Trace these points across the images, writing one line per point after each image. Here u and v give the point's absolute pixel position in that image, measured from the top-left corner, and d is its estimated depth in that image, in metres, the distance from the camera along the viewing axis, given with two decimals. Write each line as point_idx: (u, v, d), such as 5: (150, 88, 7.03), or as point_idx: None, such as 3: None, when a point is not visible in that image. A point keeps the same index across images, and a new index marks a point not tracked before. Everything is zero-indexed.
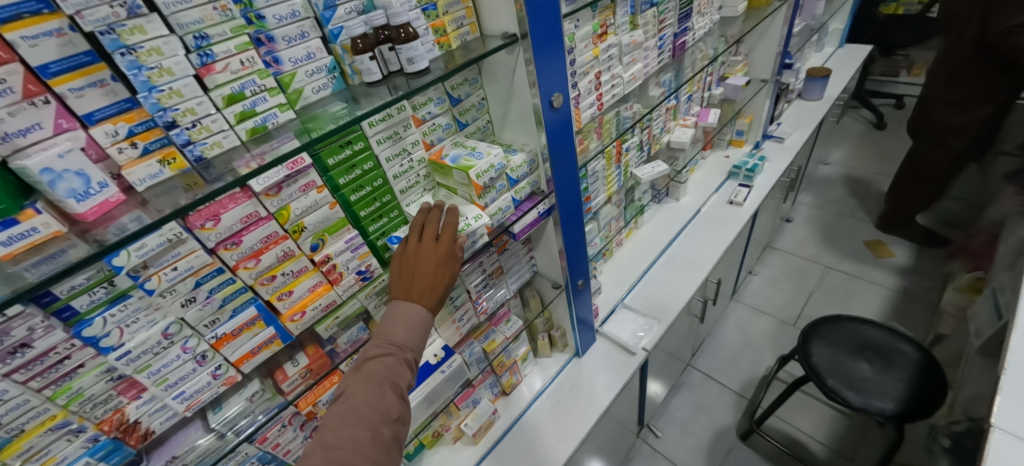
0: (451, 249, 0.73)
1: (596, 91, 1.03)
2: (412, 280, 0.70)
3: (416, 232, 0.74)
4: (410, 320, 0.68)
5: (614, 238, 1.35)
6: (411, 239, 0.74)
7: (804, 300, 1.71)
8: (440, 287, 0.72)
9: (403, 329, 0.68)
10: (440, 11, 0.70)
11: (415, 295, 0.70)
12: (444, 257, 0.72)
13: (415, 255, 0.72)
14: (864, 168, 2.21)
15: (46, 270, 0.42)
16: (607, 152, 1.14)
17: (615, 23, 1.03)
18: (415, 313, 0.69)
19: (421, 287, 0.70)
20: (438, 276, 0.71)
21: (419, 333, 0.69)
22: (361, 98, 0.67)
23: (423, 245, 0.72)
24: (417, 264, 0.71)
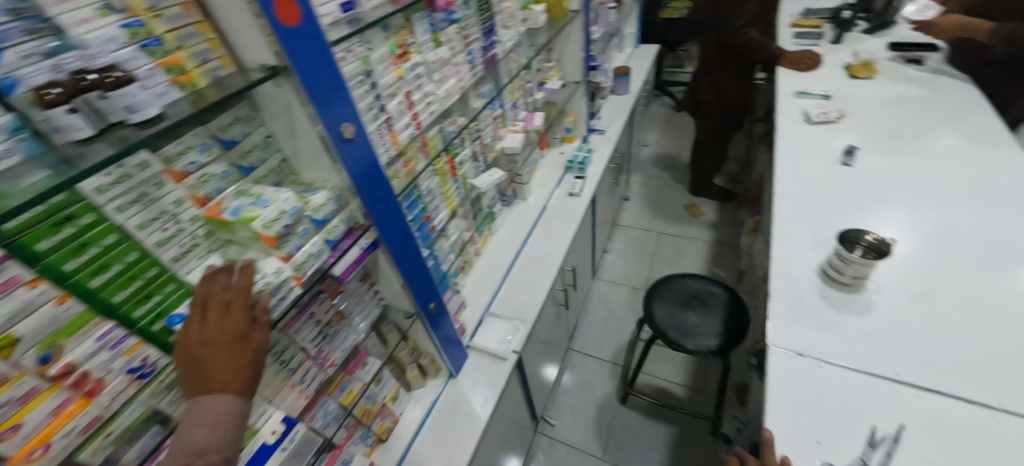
0: (244, 320, 0.61)
1: (410, 111, 1.01)
2: (201, 372, 0.57)
3: (197, 309, 0.59)
4: (211, 419, 0.57)
5: (469, 250, 1.36)
6: (191, 320, 0.59)
7: (648, 265, 1.96)
8: (246, 366, 0.60)
9: (203, 431, 0.56)
10: (169, 46, 0.59)
11: (210, 387, 0.57)
12: (238, 333, 0.60)
13: (200, 341, 0.57)
14: (673, 145, 2.64)
15: None
16: (439, 168, 1.16)
17: (415, 41, 1.02)
18: (217, 408, 0.57)
19: (217, 376, 0.57)
20: (238, 356, 0.60)
21: (227, 427, 0.58)
22: (71, 160, 0.49)
23: (210, 326, 0.58)
24: (204, 352, 0.57)
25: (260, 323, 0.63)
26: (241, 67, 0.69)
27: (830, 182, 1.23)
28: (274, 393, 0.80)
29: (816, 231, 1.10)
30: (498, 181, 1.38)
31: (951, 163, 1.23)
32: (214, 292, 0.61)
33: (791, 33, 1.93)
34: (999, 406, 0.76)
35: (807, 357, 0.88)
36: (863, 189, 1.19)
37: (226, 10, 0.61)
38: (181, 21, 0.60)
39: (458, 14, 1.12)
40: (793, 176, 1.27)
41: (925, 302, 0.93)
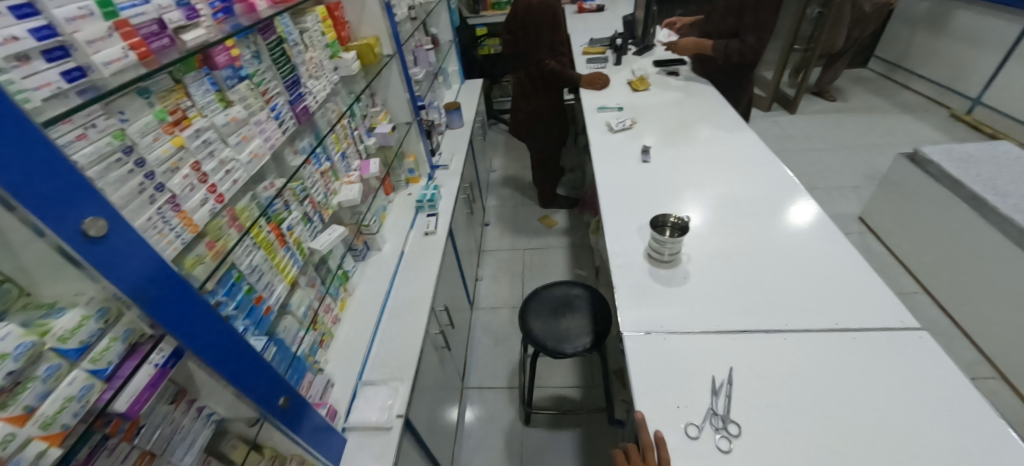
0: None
1: (204, 184, 0.86)
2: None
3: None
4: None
5: (325, 319, 1.22)
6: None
7: (521, 282, 2.05)
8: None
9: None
10: None
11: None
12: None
13: None
14: (518, 166, 2.87)
15: None
16: (261, 239, 1.00)
17: (195, 103, 0.88)
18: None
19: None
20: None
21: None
22: None
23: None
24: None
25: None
26: None
27: (635, 177, 1.46)
28: None
29: (636, 221, 1.29)
30: (341, 238, 1.28)
31: (710, 147, 1.58)
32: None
33: (584, 60, 2.29)
34: (784, 328, 0.98)
35: (653, 334, 1.00)
36: (658, 178, 1.45)
37: None
38: None
39: (246, 69, 1.01)
40: (609, 177, 1.48)
41: (722, 259, 1.16)
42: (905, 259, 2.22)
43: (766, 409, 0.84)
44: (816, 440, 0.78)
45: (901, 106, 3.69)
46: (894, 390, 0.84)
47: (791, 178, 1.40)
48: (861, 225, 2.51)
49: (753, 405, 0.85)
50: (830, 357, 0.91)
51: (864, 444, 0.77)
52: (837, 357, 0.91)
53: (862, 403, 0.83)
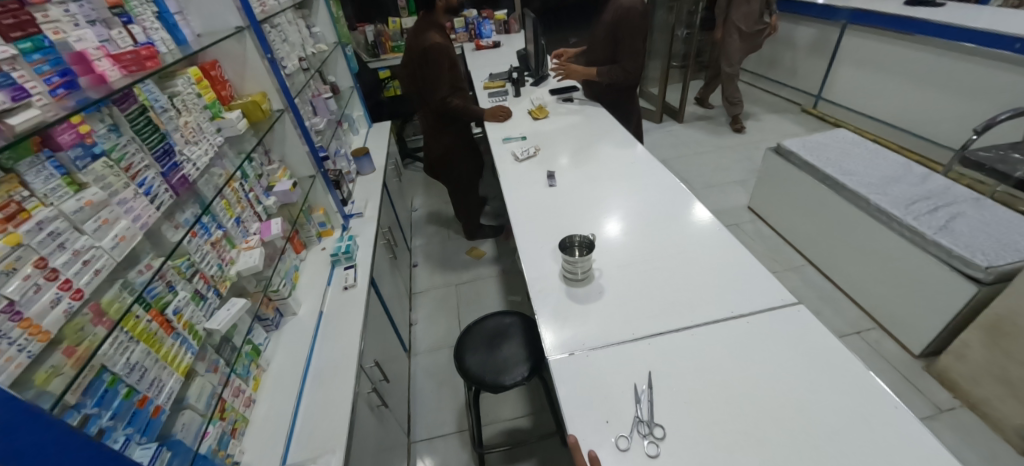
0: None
1: (56, 282, 0.73)
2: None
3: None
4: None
5: (236, 404, 1.09)
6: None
7: (457, 318, 2.01)
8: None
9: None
10: None
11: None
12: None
13: None
14: (439, 201, 2.87)
15: None
16: (139, 330, 0.87)
17: (37, 193, 0.76)
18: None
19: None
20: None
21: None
22: None
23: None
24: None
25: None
26: None
27: (545, 202, 1.53)
28: None
29: (550, 244, 1.34)
30: (244, 310, 1.17)
31: (609, 164, 1.71)
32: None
33: (486, 94, 2.39)
34: (691, 324, 1.06)
35: (578, 354, 1.03)
36: (566, 199, 1.53)
37: None
38: None
39: (102, 145, 0.90)
40: (521, 204, 1.53)
41: (631, 268, 1.24)
42: (788, 237, 2.55)
43: (685, 404, 0.90)
44: (731, 426, 0.84)
45: (764, 107, 4.33)
46: (785, 362, 0.95)
47: (678, 184, 1.56)
48: (751, 213, 2.84)
49: (675, 405, 0.90)
50: (732, 345, 1.00)
51: (770, 419, 0.85)
52: (738, 343, 1.00)
53: (763, 381, 0.91)
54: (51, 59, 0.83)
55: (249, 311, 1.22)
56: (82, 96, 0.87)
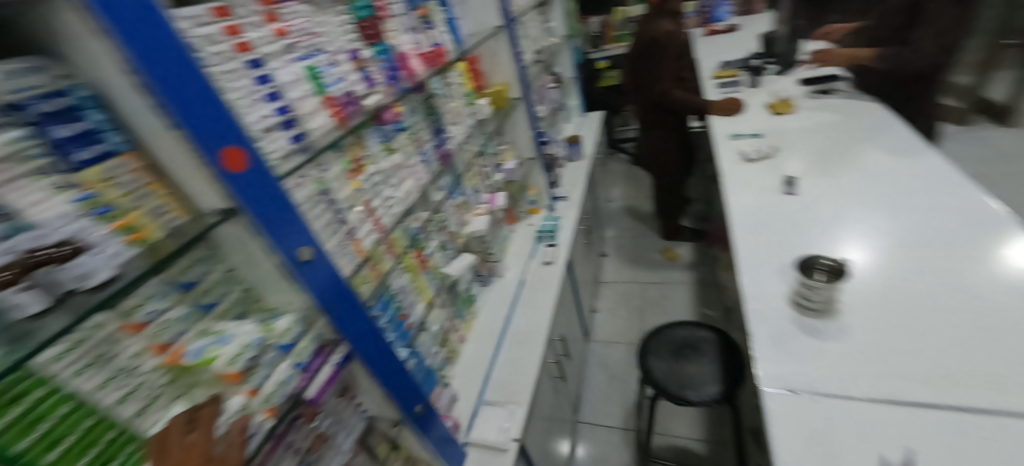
0: (214, 441, 0.58)
1: (371, 217, 1.04)
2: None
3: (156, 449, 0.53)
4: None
5: (452, 338, 1.33)
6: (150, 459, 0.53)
7: (639, 317, 1.96)
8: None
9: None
10: (123, 209, 0.63)
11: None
12: (208, 455, 0.57)
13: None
14: (638, 194, 2.82)
15: None
16: (408, 263, 1.17)
17: (369, 153, 1.09)
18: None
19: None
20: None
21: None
22: (24, 339, 0.50)
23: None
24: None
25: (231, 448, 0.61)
26: (196, 214, 0.72)
27: (776, 209, 1.30)
28: None
29: (777, 260, 1.14)
30: (469, 266, 1.41)
31: (879, 175, 1.32)
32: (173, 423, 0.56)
33: (714, 85, 2.16)
34: (999, 409, 0.74)
35: (799, 393, 0.85)
36: (806, 211, 1.26)
37: (171, 157, 0.66)
38: (133, 184, 0.65)
39: (405, 122, 1.22)
40: (743, 209, 1.35)
41: (880, 298, 0.98)
42: None
43: None
44: None
45: None
46: None
47: (1003, 212, 1.09)
48: None
49: None
50: None
51: None
52: None
53: None
54: (387, 59, 1.16)
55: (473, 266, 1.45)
56: (399, 85, 1.18)
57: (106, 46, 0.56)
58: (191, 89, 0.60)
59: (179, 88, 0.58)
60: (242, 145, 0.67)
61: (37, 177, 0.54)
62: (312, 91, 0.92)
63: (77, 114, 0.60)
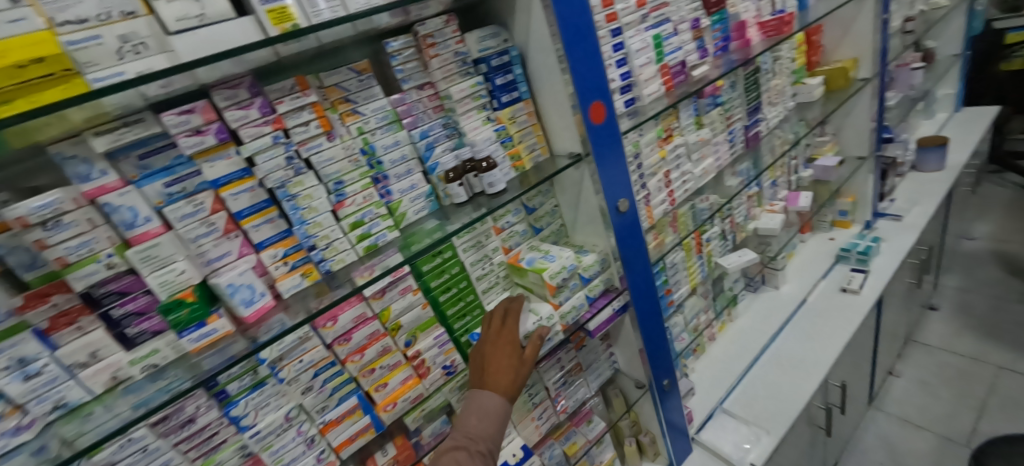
0: (518, 332, 0.75)
1: (666, 188, 1.10)
2: (485, 362, 0.72)
3: (486, 321, 0.78)
4: (483, 411, 0.68)
5: (704, 334, 1.38)
6: (484, 325, 0.78)
7: (971, 412, 1.77)
8: (515, 375, 0.72)
9: (476, 420, 0.67)
10: (515, 141, 0.83)
11: (489, 376, 0.70)
12: (512, 341, 0.74)
13: (492, 344, 0.74)
14: (1014, 244, 2.48)
15: (216, 361, 0.62)
16: (686, 245, 1.21)
17: (680, 125, 1.13)
18: (488, 400, 0.69)
19: (492, 368, 0.71)
20: (508, 359, 0.72)
21: (491, 421, 0.68)
22: (450, 216, 0.80)
23: (487, 333, 0.76)
24: (483, 349, 0.74)
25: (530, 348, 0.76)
26: (553, 153, 0.88)
27: None
28: (519, 420, 0.97)
29: None
30: (748, 262, 1.38)
31: None
32: (498, 306, 0.79)
33: None
34: None
35: None
36: None
37: (553, 106, 0.81)
38: (525, 124, 0.84)
39: (722, 98, 1.20)
40: None
41: None
42: None
43: None
44: None
45: None
46: None
47: None
48: None
49: None
50: None
51: None
52: None
53: None
54: (723, 27, 1.16)
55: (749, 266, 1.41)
56: (727, 56, 1.18)
57: (543, 15, 0.70)
58: (582, 52, 0.73)
59: (576, 54, 0.72)
60: (604, 99, 0.78)
61: (477, 111, 0.79)
62: (653, 59, 0.99)
63: (508, 69, 0.80)
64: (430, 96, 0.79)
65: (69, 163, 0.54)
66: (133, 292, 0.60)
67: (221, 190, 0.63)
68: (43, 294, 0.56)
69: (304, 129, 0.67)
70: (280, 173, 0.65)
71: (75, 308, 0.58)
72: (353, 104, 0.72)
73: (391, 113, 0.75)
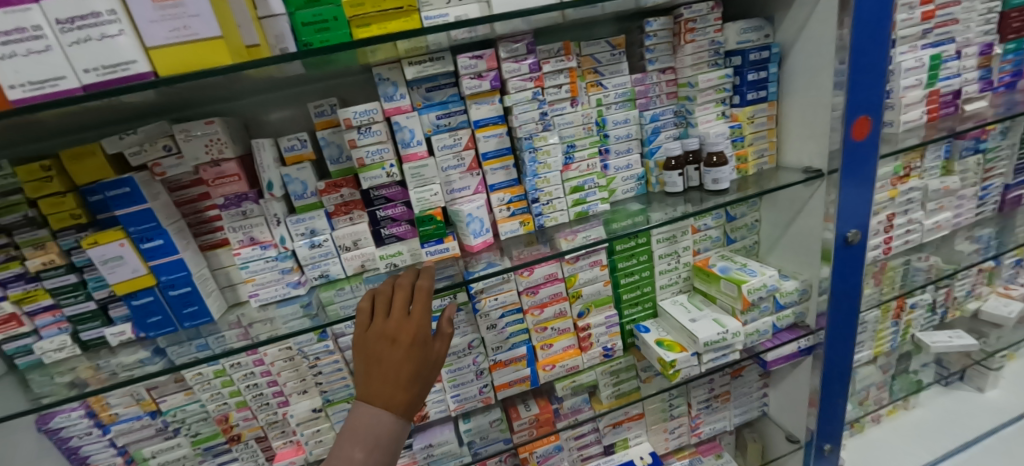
0: (425, 322, 0.50)
1: (886, 234, 0.97)
2: (373, 374, 0.48)
3: (381, 306, 0.51)
4: (371, 443, 0.46)
5: (870, 412, 1.23)
6: (372, 316, 0.51)
7: None
8: (419, 388, 0.49)
9: (360, 456, 0.46)
10: (746, 142, 0.78)
11: (380, 397, 0.47)
12: (417, 337, 0.49)
13: (375, 341, 0.49)
14: None
15: (439, 276, 0.70)
16: (884, 306, 1.07)
17: (922, 166, 0.97)
18: (374, 430, 0.46)
19: (386, 384, 0.47)
20: (411, 365, 0.48)
21: (382, 457, 0.47)
22: (655, 203, 0.80)
23: (382, 327, 0.50)
24: (373, 352, 0.48)
25: (439, 341, 0.53)
26: (780, 164, 0.82)
27: None
28: (652, 426, 0.96)
29: None
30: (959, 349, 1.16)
31: None
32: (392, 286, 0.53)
33: None
34: None
35: None
36: None
37: (802, 113, 0.74)
38: (762, 126, 0.78)
39: (988, 144, 1.00)
40: None
41: None
42: None
43: None
44: None
45: None
46: None
47: None
48: None
49: None
50: None
51: None
52: None
53: None
54: (1016, 58, 0.97)
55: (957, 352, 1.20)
56: (1012, 95, 0.98)
57: (835, 6, 0.62)
58: (868, 52, 0.64)
59: (861, 54, 0.63)
60: (873, 114, 0.67)
61: (714, 105, 0.77)
62: (922, 82, 0.84)
63: (764, 66, 0.75)
64: (669, 82, 0.78)
65: (383, 84, 0.66)
66: (395, 200, 0.70)
67: (479, 130, 0.71)
68: (337, 185, 0.68)
69: (556, 90, 0.71)
70: (531, 126, 0.70)
71: (352, 202, 0.70)
72: (599, 75, 0.74)
73: (629, 91, 0.76)
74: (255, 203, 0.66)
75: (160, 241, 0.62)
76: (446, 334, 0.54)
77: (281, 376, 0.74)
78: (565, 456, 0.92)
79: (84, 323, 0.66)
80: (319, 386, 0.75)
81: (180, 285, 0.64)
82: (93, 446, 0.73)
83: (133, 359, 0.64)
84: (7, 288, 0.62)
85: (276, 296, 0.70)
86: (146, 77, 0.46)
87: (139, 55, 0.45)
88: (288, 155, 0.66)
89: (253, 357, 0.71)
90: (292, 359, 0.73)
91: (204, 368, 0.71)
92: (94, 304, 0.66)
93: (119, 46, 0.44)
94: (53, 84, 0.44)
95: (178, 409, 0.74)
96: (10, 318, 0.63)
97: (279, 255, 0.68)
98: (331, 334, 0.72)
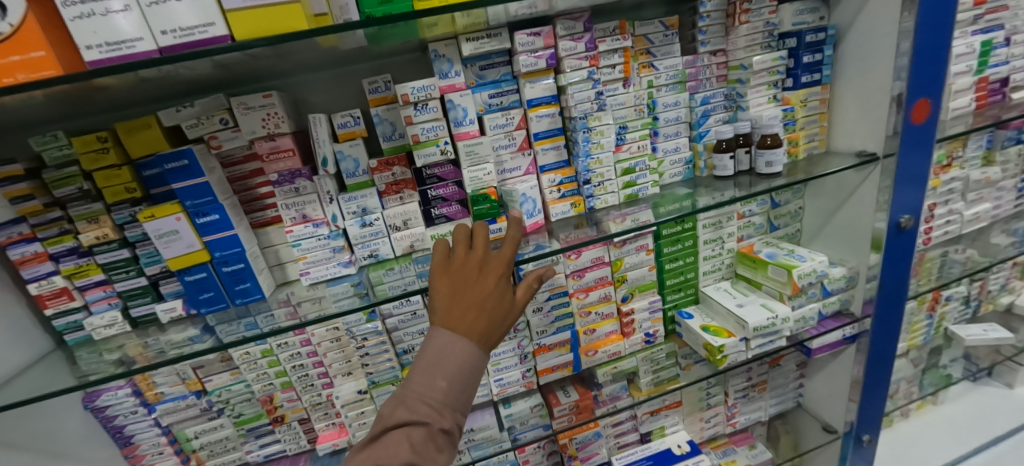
0: (511, 261, 0.51)
1: (927, 224, 0.97)
2: (460, 301, 0.47)
3: (463, 240, 0.51)
4: (454, 369, 0.46)
5: (901, 406, 1.22)
6: (454, 249, 0.51)
7: None
8: (501, 323, 0.49)
9: (443, 381, 0.45)
10: (797, 126, 0.78)
11: (463, 324, 0.47)
12: (504, 273, 0.50)
13: (461, 271, 0.49)
14: None
15: None
16: (921, 298, 1.07)
17: (964, 155, 0.96)
18: (461, 355, 0.46)
19: (470, 311, 0.47)
20: (498, 298, 0.49)
21: (463, 386, 0.46)
22: (703, 187, 0.79)
23: (466, 259, 0.50)
24: (457, 281, 0.48)
25: (522, 286, 0.52)
26: (830, 149, 0.81)
27: None
28: (689, 415, 0.95)
29: None
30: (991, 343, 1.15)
31: None
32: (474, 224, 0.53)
33: None
34: None
35: None
36: None
37: (857, 96, 0.73)
38: (813, 111, 0.78)
39: None
40: None
41: None
42: None
43: None
44: None
45: None
46: None
47: None
48: None
49: None
50: None
51: None
52: None
53: None
54: None
55: (989, 346, 1.19)
56: None
57: None
58: (935, 32, 0.62)
59: (927, 34, 0.62)
60: (933, 96, 0.66)
61: (766, 87, 0.76)
62: (972, 69, 0.83)
63: (819, 48, 0.74)
64: (719, 64, 0.77)
65: (438, 61, 0.64)
66: (447, 180, 0.69)
67: (532, 110, 0.70)
68: (389, 163, 0.68)
69: (610, 70, 0.70)
70: (585, 105, 0.69)
71: (404, 181, 0.69)
72: (651, 56, 0.74)
73: (681, 73, 0.75)
74: (308, 180, 0.66)
75: (215, 216, 0.61)
76: (531, 281, 0.53)
77: (326, 357, 0.73)
78: (603, 443, 0.91)
79: (134, 299, 0.66)
80: (365, 367, 0.74)
81: (233, 261, 0.64)
82: (137, 425, 0.72)
83: (183, 336, 0.63)
84: (60, 262, 0.62)
85: (326, 275, 0.69)
86: (223, 40, 0.45)
87: (217, 17, 0.44)
88: (341, 131, 0.65)
89: (300, 337, 0.70)
90: (339, 340, 0.72)
91: (251, 347, 0.70)
92: (145, 280, 0.65)
93: (199, 8, 0.43)
94: (130, 46, 0.43)
95: (222, 389, 0.73)
96: (62, 292, 0.63)
97: (331, 233, 0.68)
98: (380, 315, 0.71)
